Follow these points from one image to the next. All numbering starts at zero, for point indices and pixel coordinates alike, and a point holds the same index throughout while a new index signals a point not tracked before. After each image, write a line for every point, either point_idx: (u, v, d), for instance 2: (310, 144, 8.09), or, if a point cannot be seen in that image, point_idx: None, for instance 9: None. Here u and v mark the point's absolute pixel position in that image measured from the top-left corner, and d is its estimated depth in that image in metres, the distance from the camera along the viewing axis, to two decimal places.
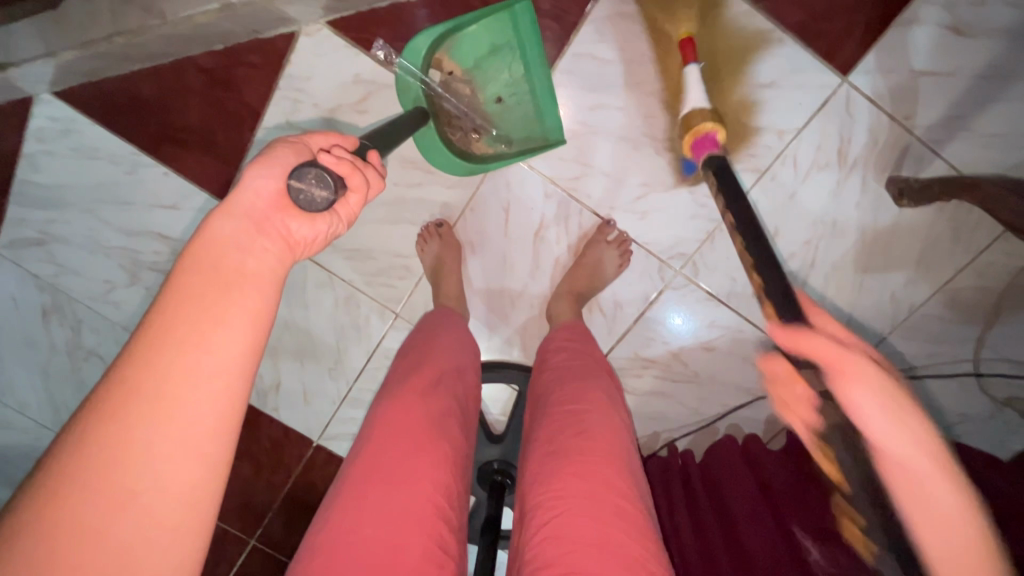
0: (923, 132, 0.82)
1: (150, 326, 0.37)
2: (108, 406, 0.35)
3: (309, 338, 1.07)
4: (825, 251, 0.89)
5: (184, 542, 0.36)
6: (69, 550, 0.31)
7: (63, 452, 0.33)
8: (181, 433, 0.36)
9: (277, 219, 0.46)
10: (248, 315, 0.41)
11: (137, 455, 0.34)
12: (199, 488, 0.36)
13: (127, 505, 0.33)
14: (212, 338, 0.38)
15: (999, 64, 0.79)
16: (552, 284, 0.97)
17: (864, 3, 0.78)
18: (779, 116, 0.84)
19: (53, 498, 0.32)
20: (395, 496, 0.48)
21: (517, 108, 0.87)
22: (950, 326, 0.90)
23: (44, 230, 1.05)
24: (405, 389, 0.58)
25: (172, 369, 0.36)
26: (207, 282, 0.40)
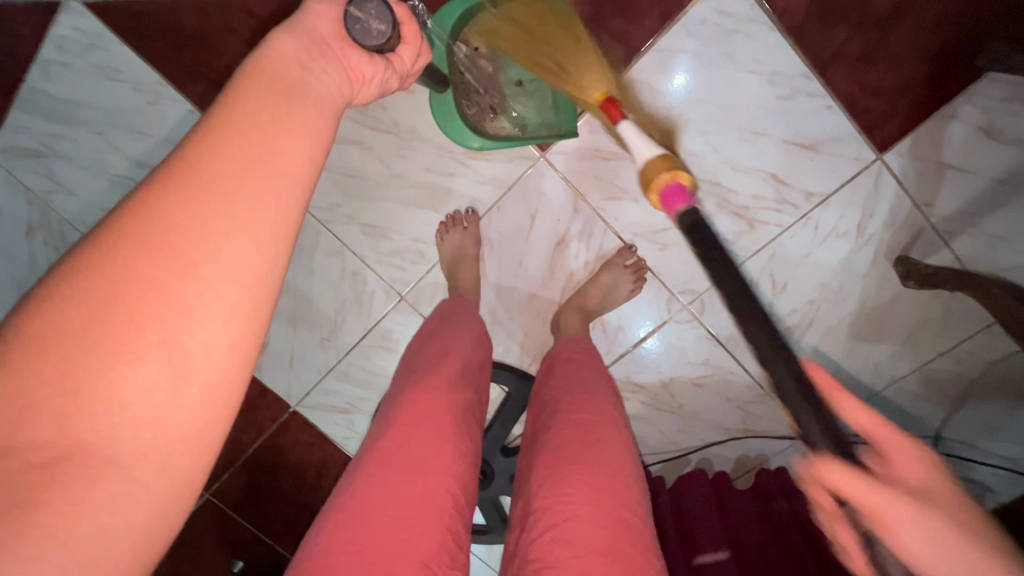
0: (938, 221, 0.87)
1: (214, 116, 0.37)
2: (170, 177, 0.34)
3: (306, 305, 1.06)
4: (825, 313, 0.94)
5: (239, 319, 0.35)
6: (131, 295, 0.32)
7: (127, 212, 0.33)
8: (238, 216, 0.35)
9: (339, 50, 0.48)
10: (309, 130, 0.40)
11: (193, 227, 0.33)
12: (256, 276, 0.36)
13: (182, 274, 0.33)
14: (276, 136, 0.38)
15: (1021, 172, 0.83)
16: (562, 295, 0.99)
17: (914, 86, 0.80)
18: (809, 177, 0.87)
19: (113, 246, 0.32)
20: (416, 479, 0.57)
21: (535, 94, 0.86)
22: (922, 402, 0.96)
23: (45, 143, 1.00)
24: (428, 380, 0.67)
25: (230, 154, 0.36)
26: (267, 90, 0.39)
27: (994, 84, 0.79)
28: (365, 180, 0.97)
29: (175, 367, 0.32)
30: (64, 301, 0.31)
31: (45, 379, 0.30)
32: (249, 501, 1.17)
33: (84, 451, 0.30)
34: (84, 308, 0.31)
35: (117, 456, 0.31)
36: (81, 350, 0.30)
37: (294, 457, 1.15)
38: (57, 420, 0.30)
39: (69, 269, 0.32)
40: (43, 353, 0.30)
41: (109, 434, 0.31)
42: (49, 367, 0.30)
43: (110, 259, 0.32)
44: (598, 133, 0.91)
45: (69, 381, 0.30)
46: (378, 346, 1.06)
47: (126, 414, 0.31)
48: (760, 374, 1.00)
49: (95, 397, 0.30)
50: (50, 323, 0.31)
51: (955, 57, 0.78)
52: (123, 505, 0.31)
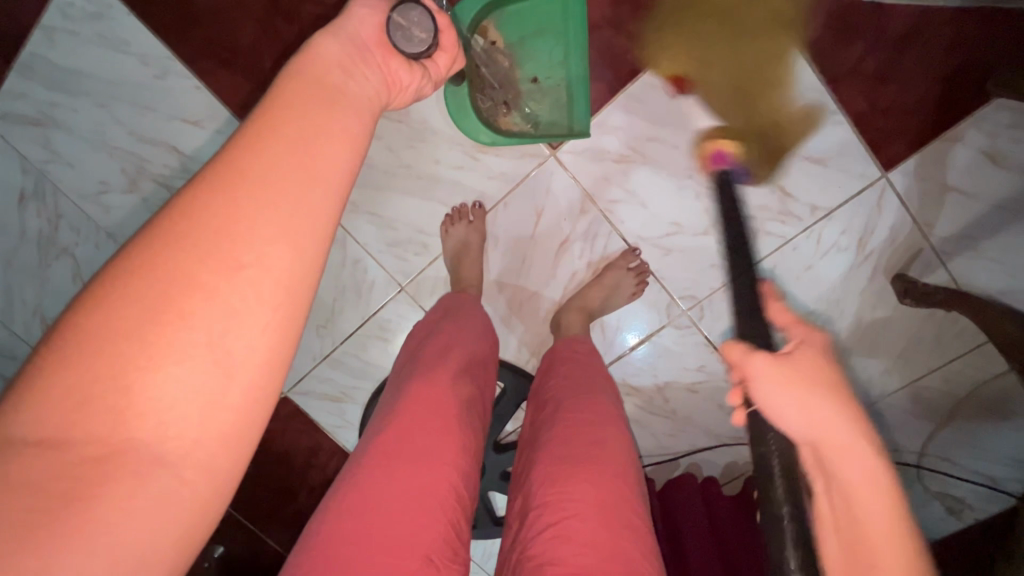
0: (938, 242, 0.88)
1: (257, 122, 0.40)
2: (218, 181, 0.37)
3: None
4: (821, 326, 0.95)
5: (279, 318, 0.37)
6: (182, 295, 0.34)
7: (177, 215, 0.36)
8: (280, 221, 0.38)
9: (381, 57, 0.52)
10: (345, 137, 0.43)
11: (239, 231, 0.36)
12: (295, 279, 0.38)
13: (229, 276, 0.36)
14: (316, 143, 0.41)
15: (1021, 199, 0.84)
16: (564, 294, 0.99)
17: (922, 108, 0.82)
18: (815, 192, 0.88)
19: (166, 246, 0.35)
20: (420, 472, 0.58)
21: (549, 92, 0.87)
22: (909, 418, 0.98)
23: (44, 112, 0.97)
24: (433, 372, 0.68)
25: (274, 161, 0.38)
26: (309, 99, 0.43)
27: (999, 111, 0.81)
28: (372, 168, 0.96)
29: (218, 366, 0.35)
30: (119, 299, 0.34)
31: (100, 375, 0.32)
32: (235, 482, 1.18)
33: (130, 446, 0.32)
34: (137, 307, 0.34)
35: (163, 453, 0.33)
36: (133, 347, 0.33)
37: (283, 442, 1.14)
38: (109, 415, 0.32)
39: (123, 268, 0.35)
40: (99, 349, 0.32)
41: (156, 431, 0.33)
42: (103, 362, 0.32)
43: (162, 261, 0.35)
44: (610, 135, 0.90)
45: (122, 375, 0.32)
46: (375, 336, 1.06)
47: (172, 411, 0.33)
48: None
49: (146, 392, 0.33)
50: (106, 319, 0.33)
51: (962, 84, 0.79)
52: (169, 500, 0.33)
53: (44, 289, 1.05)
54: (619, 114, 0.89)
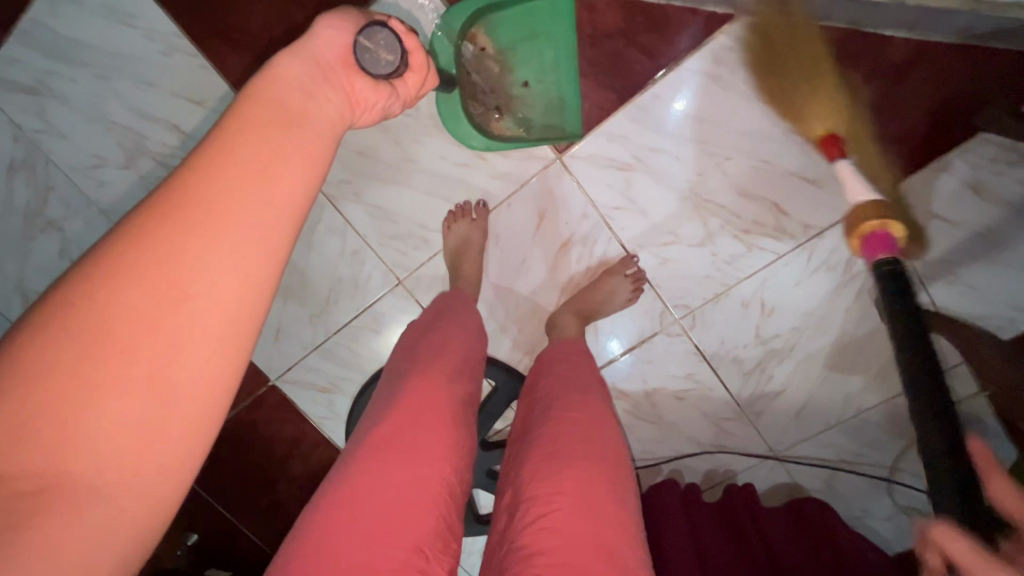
0: (919, 265, 0.92)
1: (210, 147, 0.40)
2: (167, 209, 0.37)
3: (302, 279, 1.04)
4: (806, 341, 0.99)
5: (226, 347, 0.38)
6: (125, 329, 0.34)
7: (122, 243, 0.36)
8: (230, 249, 0.38)
9: (344, 76, 0.52)
10: (302, 161, 0.43)
11: (187, 263, 0.36)
12: (244, 308, 0.39)
13: (176, 308, 0.36)
14: (270, 168, 0.41)
15: (998, 229, 0.88)
16: (560, 297, 1.01)
17: (914, 137, 0.85)
18: (809, 211, 0.91)
19: (110, 277, 0.35)
20: (406, 476, 0.57)
21: (541, 96, 0.89)
22: (883, 433, 1.02)
23: (39, 80, 0.95)
24: (429, 370, 0.68)
25: (224, 188, 0.38)
26: (265, 123, 0.43)
27: (986, 145, 0.84)
28: (378, 160, 0.97)
29: (161, 399, 0.35)
30: (60, 333, 0.33)
31: (36, 411, 0.32)
32: (213, 469, 1.16)
33: (70, 477, 0.33)
34: (78, 343, 0.33)
35: (106, 480, 0.34)
36: (73, 381, 0.33)
37: (266, 431, 1.13)
38: (47, 448, 0.32)
39: (64, 297, 0.34)
40: (36, 382, 0.32)
41: (97, 463, 0.33)
42: (41, 397, 0.32)
43: (105, 295, 0.34)
44: (615, 142, 0.92)
45: (60, 408, 0.32)
46: (369, 328, 1.05)
47: (112, 443, 0.34)
48: (739, 393, 1.03)
49: (84, 426, 0.33)
50: (45, 354, 0.33)
51: (952, 117, 0.83)
52: (108, 527, 0.34)
53: (28, 261, 1.03)
54: (625, 123, 0.91)
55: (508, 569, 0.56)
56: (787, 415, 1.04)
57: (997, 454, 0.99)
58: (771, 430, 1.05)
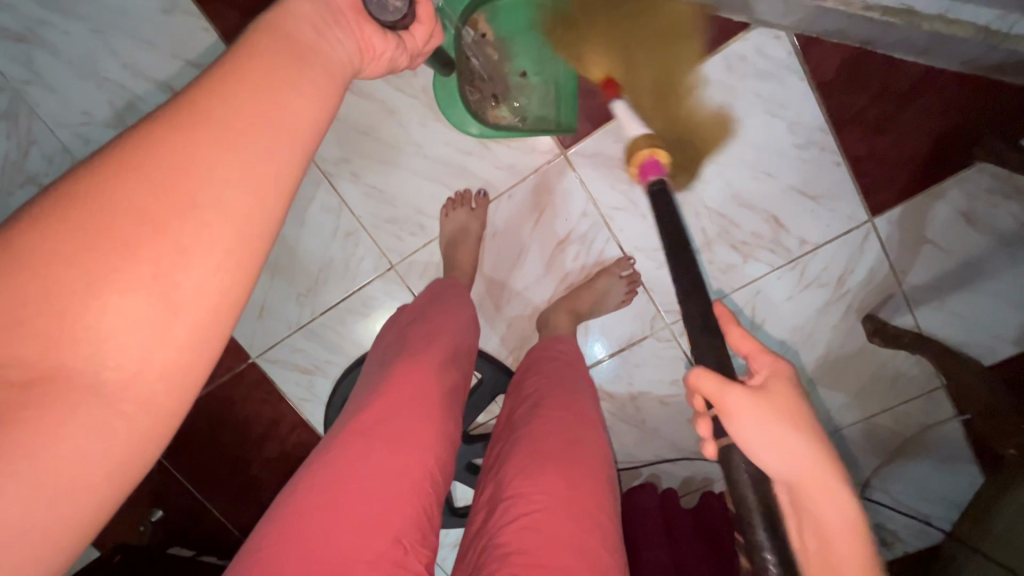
0: (908, 289, 0.93)
1: (225, 65, 0.38)
2: (178, 115, 0.35)
3: (292, 257, 1.02)
4: (793, 355, 1.00)
5: (232, 263, 0.35)
6: (128, 225, 0.32)
7: (130, 143, 0.34)
8: (241, 165, 0.36)
9: (354, 22, 0.49)
10: (316, 92, 0.41)
11: (196, 170, 0.34)
12: (252, 226, 0.36)
13: (185, 213, 0.34)
14: (284, 92, 0.39)
15: (986, 259, 0.90)
16: (553, 294, 1.00)
17: (914, 163, 0.86)
18: (806, 225, 0.92)
19: (115, 173, 0.33)
20: (392, 447, 0.57)
21: (538, 88, 0.86)
22: (860, 452, 1.04)
23: (31, 28, 0.91)
24: (421, 355, 0.67)
25: (239, 105, 0.37)
26: (280, 52, 0.41)
27: (981, 175, 0.86)
28: (380, 141, 0.95)
29: (163, 304, 0.33)
30: (62, 224, 0.31)
31: (36, 301, 0.30)
32: (186, 445, 1.13)
33: (65, 374, 0.31)
34: (81, 236, 0.31)
35: (99, 385, 0.31)
36: (69, 273, 0.31)
37: (242, 410, 1.10)
38: (39, 340, 0.30)
39: (67, 189, 0.32)
40: (32, 269, 0.30)
41: (93, 363, 0.31)
42: (35, 284, 0.30)
43: (111, 191, 0.33)
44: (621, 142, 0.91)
45: (56, 301, 0.31)
46: (357, 312, 1.03)
47: (109, 346, 0.32)
48: None
49: (83, 323, 0.31)
50: (46, 244, 0.31)
51: (953, 145, 0.84)
52: (99, 432, 0.31)
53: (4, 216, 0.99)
54: None
55: (485, 566, 0.55)
56: None
57: (967, 480, 1.01)
58: None
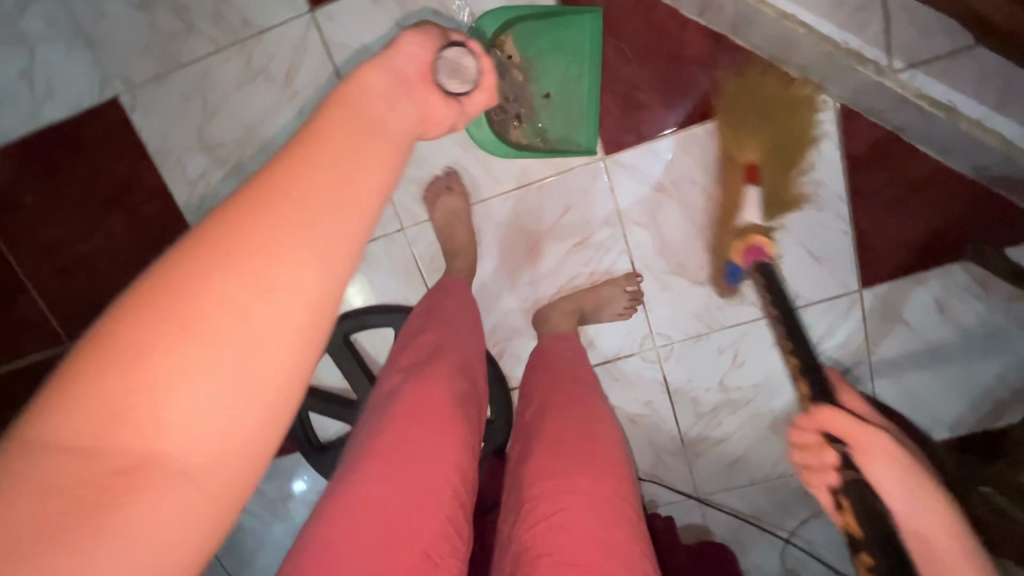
0: (876, 360, 1.00)
1: (308, 134, 0.36)
2: (262, 191, 0.32)
3: None
4: (760, 400, 1.05)
5: (309, 340, 0.32)
6: (212, 311, 0.29)
7: (218, 224, 0.31)
8: (327, 235, 0.33)
9: (422, 90, 0.46)
10: (392, 156, 0.38)
11: (281, 248, 0.31)
12: (328, 299, 0.33)
13: (270, 294, 0.30)
14: (365, 158, 0.36)
15: (946, 347, 0.98)
16: (556, 293, 1.00)
17: (909, 248, 0.93)
18: (805, 283, 0.97)
19: (202, 257, 0.30)
20: (411, 483, 0.55)
21: (562, 108, 0.89)
22: (794, 500, 1.11)
23: None
24: (429, 371, 0.65)
25: (320, 176, 0.33)
26: (357, 117, 0.38)
27: (962, 272, 0.94)
28: None
29: (241, 387, 0.29)
30: (146, 315, 0.28)
31: (108, 397, 0.26)
32: None
33: (146, 463, 0.27)
34: (162, 326, 0.28)
35: (187, 468, 0.27)
36: (147, 368, 0.27)
37: None
38: (109, 437, 0.26)
39: (153, 278, 0.30)
40: (110, 366, 0.27)
41: (173, 447, 0.27)
42: (111, 381, 0.27)
43: (198, 280, 0.29)
44: (661, 164, 0.93)
45: (132, 394, 0.27)
46: None
47: (185, 434, 0.27)
48: (686, 431, 1.08)
49: (154, 415, 0.27)
50: (129, 335, 0.28)
51: (946, 238, 0.92)
52: (184, 525, 0.27)
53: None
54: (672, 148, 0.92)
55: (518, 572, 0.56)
56: (720, 463, 1.09)
57: None
58: (703, 474, 1.10)
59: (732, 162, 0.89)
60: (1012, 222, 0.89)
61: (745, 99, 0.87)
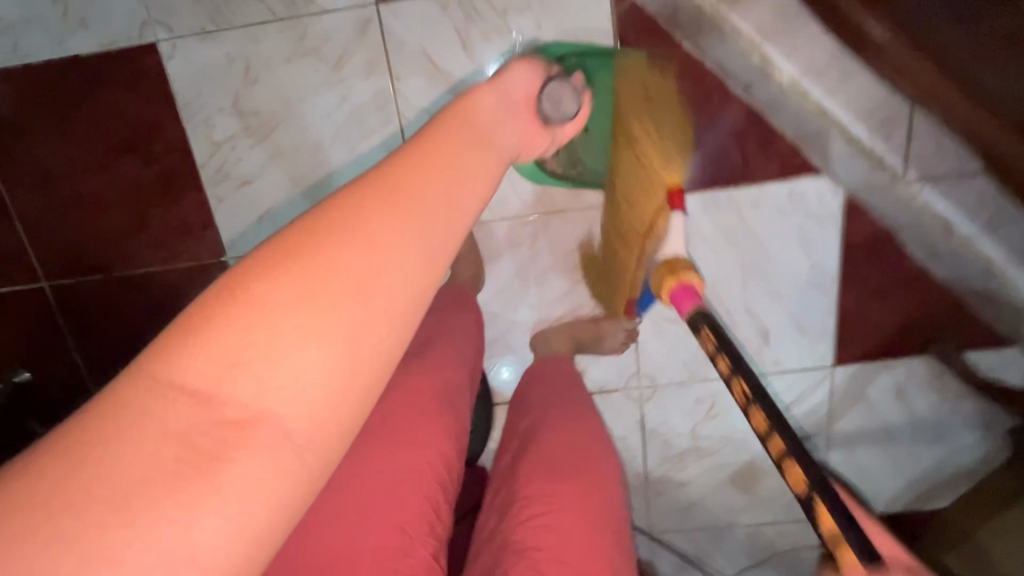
0: (834, 432, 1.08)
1: (417, 143, 0.42)
2: (380, 183, 0.37)
3: (323, 174, 0.96)
4: (725, 452, 1.11)
5: (407, 319, 0.35)
6: (332, 282, 0.33)
7: (339, 207, 0.36)
8: (429, 227, 0.37)
9: (525, 116, 0.58)
10: (482, 167, 0.44)
11: (394, 233, 0.35)
12: (426, 286, 0.37)
13: (376, 277, 0.34)
14: (462, 167, 0.42)
15: (897, 430, 1.07)
16: (558, 319, 1.03)
17: (883, 335, 1.01)
18: (787, 350, 1.03)
19: (325, 234, 0.34)
20: (391, 461, 0.62)
21: (599, 144, 0.86)
22: (736, 548, 1.18)
23: None
24: (415, 364, 0.72)
25: (426, 177, 0.39)
26: (458, 140, 0.44)
27: (923, 365, 1.02)
28: None
29: (345, 356, 0.32)
30: (275, 279, 0.32)
31: (237, 347, 0.30)
32: (98, 321, 1.06)
33: (255, 416, 0.30)
34: (283, 291, 0.32)
35: (289, 424, 0.30)
36: (273, 325, 0.31)
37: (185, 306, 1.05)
38: (231, 384, 0.30)
39: (280, 247, 0.34)
40: (241, 321, 0.31)
41: (282, 401, 0.30)
42: (242, 333, 0.31)
43: (310, 257, 0.33)
44: None
45: (258, 346, 0.31)
46: None
47: (295, 389, 0.31)
48: (650, 470, 1.13)
49: (265, 370, 0.30)
50: (258, 296, 0.32)
51: (917, 332, 1.00)
52: (280, 478, 0.30)
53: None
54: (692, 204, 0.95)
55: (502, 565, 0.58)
56: (677, 505, 1.15)
57: None
58: (659, 511, 1.16)
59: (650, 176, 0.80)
60: (974, 328, 0.98)
61: (632, 89, 0.80)
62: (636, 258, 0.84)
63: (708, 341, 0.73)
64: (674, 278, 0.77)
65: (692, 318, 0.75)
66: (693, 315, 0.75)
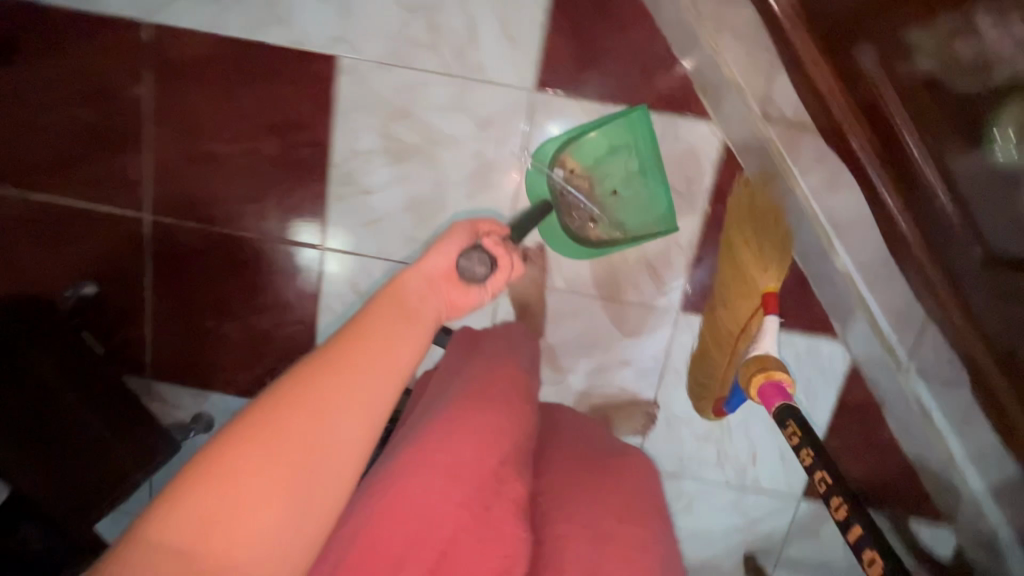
0: (784, 556, 1.22)
1: (355, 320, 0.55)
2: (324, 361, 0.49)
3: (436, 207, 1.09)
4: (688, 547, 1.24)
5: (348, 468, 0.47)
6: (287, 451, 0.44)
7: (290, 384, 0.47)
8: (363, 393, 0.49)
9: (447, 287, 0.65)
10: (417, 326, 0.57)
11: (336, 403, 0.47)
12: (361, 440, 0.48)
13: (320, 442, 0.45)
14: (396, 334, 0.55)
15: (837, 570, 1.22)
16: (588, 389, 1.16)
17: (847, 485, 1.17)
18: (767, 474, 1.19)
19: (280, 408, 0.46)
20: (473, 435, 0.59)
21: (630, 199, 1.04)
22: None
23: None
24: (498, 363, 0.73)
25: (365, 346, 0.52)
26: (396, 311, 0.57)
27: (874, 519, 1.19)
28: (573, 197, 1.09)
29: (301, 502, 0.43)
30: (237, 451, 0.42)
31: (207, 511, 0.40)
32: (179, 263, 1.14)
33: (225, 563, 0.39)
34: (245, 461, 0.42)
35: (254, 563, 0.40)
36: (241, 489, 0.41)
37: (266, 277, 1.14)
38: (206, 539, 0.39)
39: (243, 424, 0.44)
40: (214, 487, 0.41)
41: (249, 548, 0.40)
42: (215, 497, 0.40)
43: (254, 447, 0.43)
44: None
45: (225, 509, 0.40)
46: None
47: (261, 533, 0.41)
48: None
49: (236, 527, 0.40)
50: (224, 467, 0.42)
51: (875, 490, 1.17)
52: None
53: None
54: None
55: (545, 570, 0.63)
56: None
57: None
58: None
59: (748, 287, 0.96)
60: (922, 501, 1.16)
61: (740, 203, 0.98)
62: (731, 358, 0.99)
63: (793, 435, 0.81)
64: (764, 376, 0.88)
65: (778, 414, 0.84)
66: (781, 410, 0.84)
